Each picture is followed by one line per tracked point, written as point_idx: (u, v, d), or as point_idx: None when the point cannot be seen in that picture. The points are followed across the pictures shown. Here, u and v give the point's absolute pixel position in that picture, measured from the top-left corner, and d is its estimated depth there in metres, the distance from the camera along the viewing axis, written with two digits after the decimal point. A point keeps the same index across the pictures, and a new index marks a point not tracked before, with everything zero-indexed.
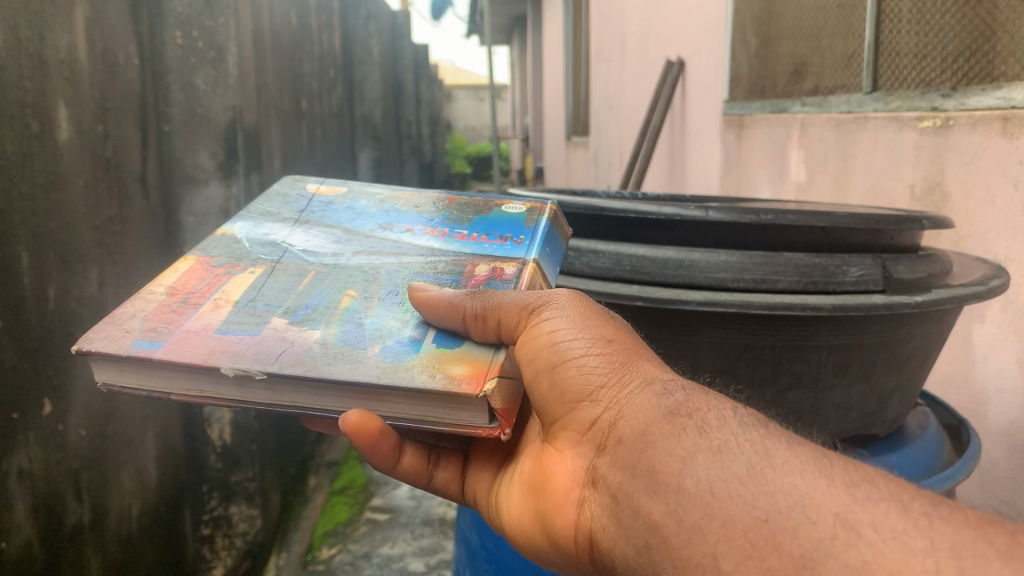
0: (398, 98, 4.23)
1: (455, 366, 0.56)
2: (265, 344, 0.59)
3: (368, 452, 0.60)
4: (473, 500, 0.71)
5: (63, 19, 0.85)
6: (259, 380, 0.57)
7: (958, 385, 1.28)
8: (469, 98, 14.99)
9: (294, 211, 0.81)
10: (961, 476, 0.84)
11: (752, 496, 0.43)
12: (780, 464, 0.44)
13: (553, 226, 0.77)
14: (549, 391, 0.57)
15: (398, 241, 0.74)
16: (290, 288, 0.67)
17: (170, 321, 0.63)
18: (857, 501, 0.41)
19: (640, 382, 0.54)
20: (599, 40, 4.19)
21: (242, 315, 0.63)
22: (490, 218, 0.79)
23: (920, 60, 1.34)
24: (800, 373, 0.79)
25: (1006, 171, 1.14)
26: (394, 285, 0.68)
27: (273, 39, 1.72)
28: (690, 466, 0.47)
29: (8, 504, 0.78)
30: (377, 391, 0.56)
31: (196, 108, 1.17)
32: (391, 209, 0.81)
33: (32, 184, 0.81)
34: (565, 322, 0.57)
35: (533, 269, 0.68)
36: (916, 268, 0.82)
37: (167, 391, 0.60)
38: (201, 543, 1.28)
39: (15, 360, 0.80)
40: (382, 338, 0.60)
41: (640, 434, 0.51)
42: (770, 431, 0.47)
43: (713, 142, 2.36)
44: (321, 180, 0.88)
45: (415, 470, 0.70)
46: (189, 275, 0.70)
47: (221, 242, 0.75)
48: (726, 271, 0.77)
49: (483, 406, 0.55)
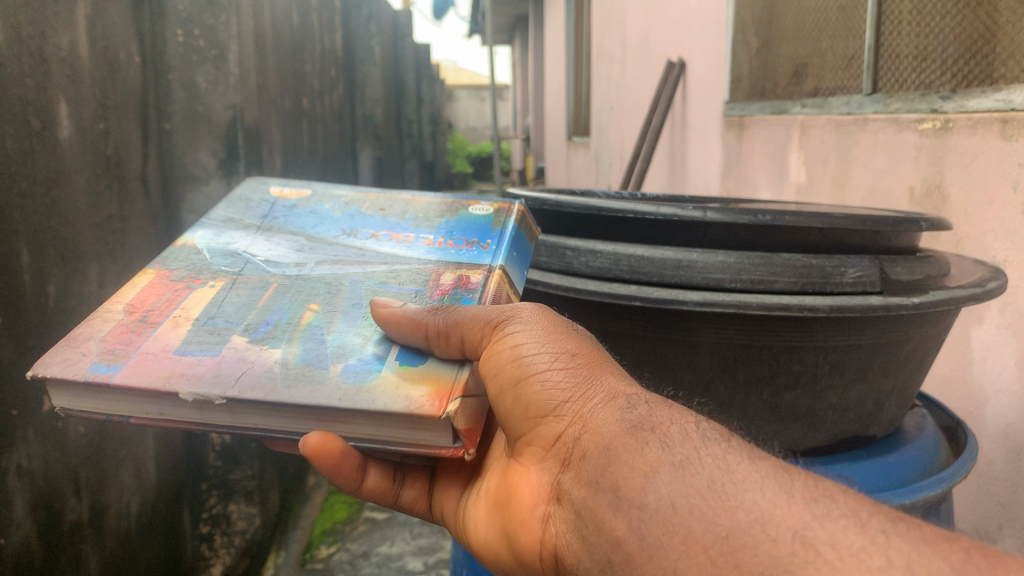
0: (399, 98, 4.24)
1: (418, 387, 0.57)
2: (226, 364, 0.60)
3: (330, 473, 0.61)
4: (441, 516, 0.72)
5: (64, 17, 0.85)
6: (219, 405, 0.57)
7: (956, 387, 1.28)
8: (471, 98, 15.00)
9: (256, 217, 0.81)
10: (960, 478, 0.84)
11: (713, 512, 0.43)
12: (740, 479, 0.45)
13: (520, 228, 0.78)
14: (513, 406, 0.57)
15: (362, 248, 0.75)
16: (251, 303, 0.68)
17: (128, 342, 0.63)
18: (816, 518, 0.41)
19: (604, 397, 0.54)
20: (601, 40, 4.19)
21: (201, 334, 0.64)
22: (456, 222, 0.80)
23: (920, 62, 1.34)
24: (797, 374, 0.79)
25: (1005, 173, 1.14)
26: (358, 297, 0.69)
27: (274, 38, 1.72)
28: (652, 481, 0.47)
29: (8, 502, 0.79)
30: (339, 413, 0.56)
31: (197, 106, 1.18)
32: (355, 214, 0.82)
33: (33, 182, 0.82)
34: (529, 336, 0.57)
35: (499, 276, 0.70)
36: (913, 270, 0.82)
37: (126, 415, 0.61)
38: (201, 542, 1.26)
39: (15, 357, 0.80)
40: (344, 357, 0.61)
41: (604, 449, 0.51)
42: (732, 445, 0.48)
43: (714, 143, 2.36)
44: (284, 182, 0.88)
45: (378, 490, 0.70)
46: (147, 290, 0.70)
47: (181, 252, 0.75)
48: (724, 271, 0.77)
49: (446, 426, 0.55)
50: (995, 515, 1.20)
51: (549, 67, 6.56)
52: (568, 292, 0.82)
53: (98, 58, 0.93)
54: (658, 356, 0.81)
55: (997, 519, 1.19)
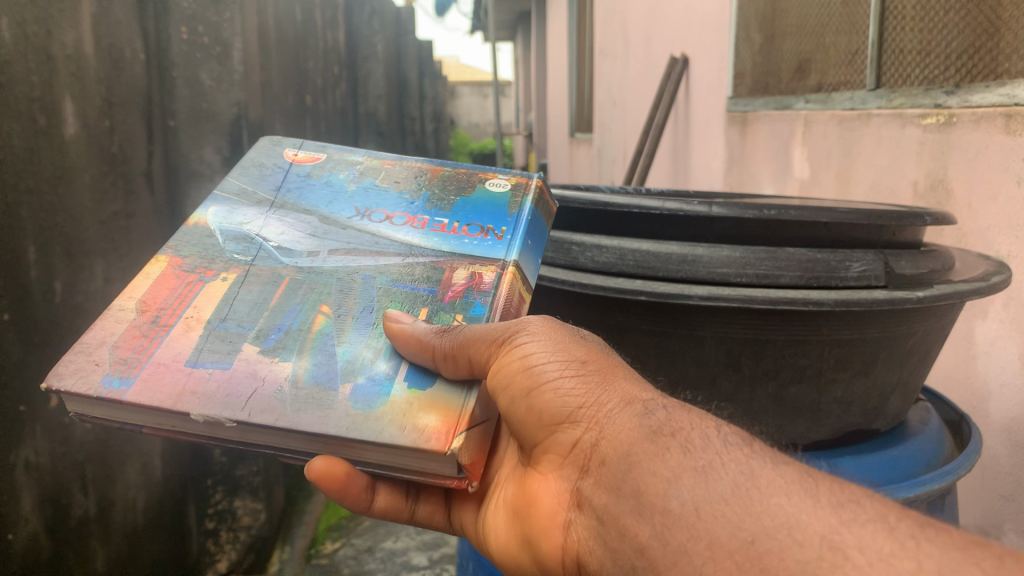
0: (401, 94, 4.23)
1: (426, 415, 0.58)
2: (237, 381, 0.61)
3: (337, 495, 0.65)
4: (460, 528, 0.72)
5: (70, 15, 0.86)
6: (230, 426, 0.59)
7: (959, 381, 1.28)
8: (473, 94, 14.99)
9: (270, 189, 0.81)
10: (966, 470, 0.85)
11: (738, 517, 0.44)
12: (765, 484, 0.45)
13: (537, 210, 0.77)
14: (526, 415, 0.58)
15: (376, 233, 0.74)
16: (262, 302, 0.69)
17: (141, 349, 0.64)
18: (843, 522, 0.42)
19: (618, 401, 0.54)
20: (603, 36, 4.18)
21: (214, 342, 0.65)
22: (473, 201, 0.78)
23: (923, 57, 1.34)
24: (801, 368, 0.80)
25: (1008, 168, 1.14)
26: (369, 299, 0.69)
27: (277, 34, 1.72)
28: (675, 487, 0.47)
29: (15, 496, 0.79)
30: (345, 442, 0.58)
31: (201, 104, 1.17)
32: (370, 187, 0.81)
33: (38, 179, 0.82)
34: (539, 346, 0.57)
35: (512, 275, 0.70)
36: (917, 263, 0.82)
37: (139, 424, 0.63)
38: (205, 537, 1.29)
39: (21, 353, 0.81)
40: (354, 375, 0.62)
41: (624, 455, 0.52)
42: (754, 449, 0.49)
43: (717, 139, 2.36)
44: (299, 144, 0.88)
45: (391, 507, 0.72)
46: (159, 284, 0.71)
47: (193, 235, 0.76)
48: (730, 266, 0.78)
49: (451, 460, 0.56)
50: (999, 509, 1.20)
51: (552, 64, 6.54)
52: (574, 287, 0.82)
53: (103, 56, 0.94)
54: (664, 356, 0.82)
55: (1001, 513, 1.19)
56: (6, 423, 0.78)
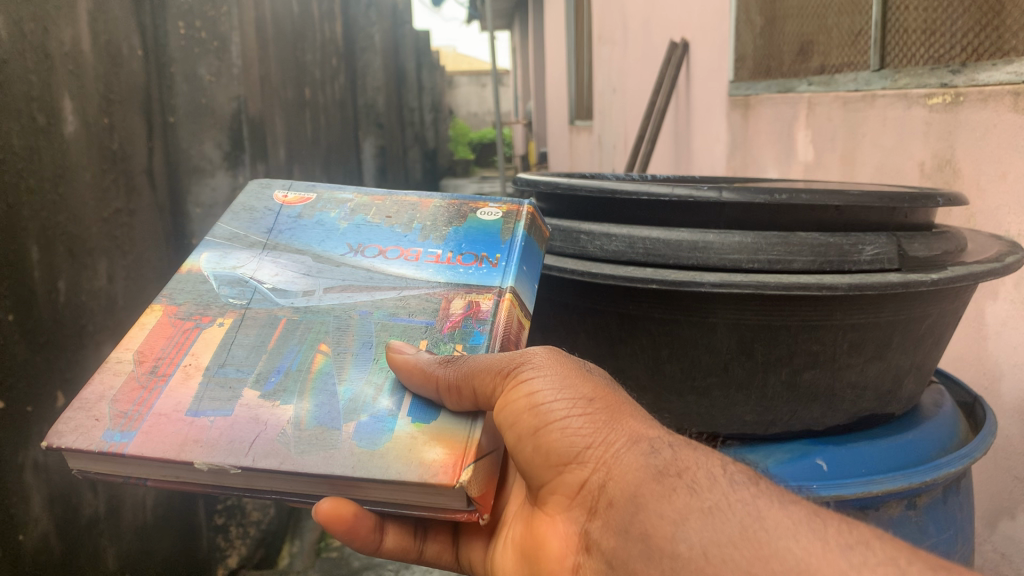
0: (400, 86, 4.18)
1: (432, 448, 0.57)
2: (239, 427, 0.61)
3: (345, 538, 0.63)
4: (469, 566, 0.72)
5: (65, 13, 0.85)
6: (235, 473, 0.59)
7: (970, 362, 1.28)
8: (470, 83, 14.89)
9: (262, 231, 0.79)
10: (983, 451, 0.84)
11: (747, 561, 0.44)
12: (773, 526, 0.45)
13: (530, 236, 0.76)
14: (534, 455, 0.57)
15: (370, 268, 0.74)
16: (260, 346, 0.68)
17: (140, 402, 0.64)
18: (854, 567, 0.41)
19: (626, 441, 0.54)
20: (602, 23, 4.14)
21: (214, 389, 0.64)
22: (464, 230, 0.77)
23: (929, 35, 1.32)
24: (814, 354, 0.79)
25: (1018, 145, 1.13)
26: (368, 334, 0.68)
27: (274, 27, 1.70)
28: (683, 530, 0.47)
29: (25, 497, 0.80)
30: (352, 482, 0.57)
31: (201, 99, 1.15)
32: (362, 223, 0.79)
33: (38, 178, 0.81)
34: (547, 383, 0.56)
35: (508, 302, 0.69)
36: (930, 245, 0.81)
37: (143, 477, 0.62)
38: (215, 533, 1.27)
39: (26, 353, 0.80)
40: (356, 413, 0.61)
41: (631, 496, 0.51)
42: (761, 488, 0.48)
43: (719, 123, 2.34)
44: (288, 185, 0.85)
45: (399, 547, 0.71)
46: (156, 333, 0.70)
47: (188, 282, 0.75)
48: (740, 251, 0.77)
49: (459, 493, 0.56)
50: (1012, 490, 1.20)
51: (549, 52, 6.49)
52: (584, 276, 0.81)
53: (99, 53, 0.92)
54: (670, 347, 0.82)
55: (1015, 493, 1.19)
56: (12, 426, 0.78)
